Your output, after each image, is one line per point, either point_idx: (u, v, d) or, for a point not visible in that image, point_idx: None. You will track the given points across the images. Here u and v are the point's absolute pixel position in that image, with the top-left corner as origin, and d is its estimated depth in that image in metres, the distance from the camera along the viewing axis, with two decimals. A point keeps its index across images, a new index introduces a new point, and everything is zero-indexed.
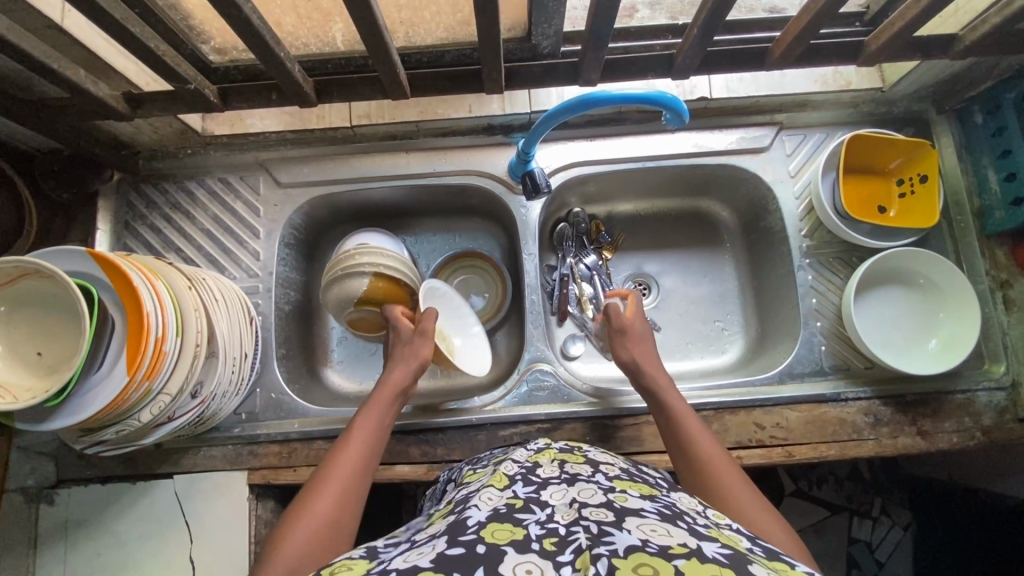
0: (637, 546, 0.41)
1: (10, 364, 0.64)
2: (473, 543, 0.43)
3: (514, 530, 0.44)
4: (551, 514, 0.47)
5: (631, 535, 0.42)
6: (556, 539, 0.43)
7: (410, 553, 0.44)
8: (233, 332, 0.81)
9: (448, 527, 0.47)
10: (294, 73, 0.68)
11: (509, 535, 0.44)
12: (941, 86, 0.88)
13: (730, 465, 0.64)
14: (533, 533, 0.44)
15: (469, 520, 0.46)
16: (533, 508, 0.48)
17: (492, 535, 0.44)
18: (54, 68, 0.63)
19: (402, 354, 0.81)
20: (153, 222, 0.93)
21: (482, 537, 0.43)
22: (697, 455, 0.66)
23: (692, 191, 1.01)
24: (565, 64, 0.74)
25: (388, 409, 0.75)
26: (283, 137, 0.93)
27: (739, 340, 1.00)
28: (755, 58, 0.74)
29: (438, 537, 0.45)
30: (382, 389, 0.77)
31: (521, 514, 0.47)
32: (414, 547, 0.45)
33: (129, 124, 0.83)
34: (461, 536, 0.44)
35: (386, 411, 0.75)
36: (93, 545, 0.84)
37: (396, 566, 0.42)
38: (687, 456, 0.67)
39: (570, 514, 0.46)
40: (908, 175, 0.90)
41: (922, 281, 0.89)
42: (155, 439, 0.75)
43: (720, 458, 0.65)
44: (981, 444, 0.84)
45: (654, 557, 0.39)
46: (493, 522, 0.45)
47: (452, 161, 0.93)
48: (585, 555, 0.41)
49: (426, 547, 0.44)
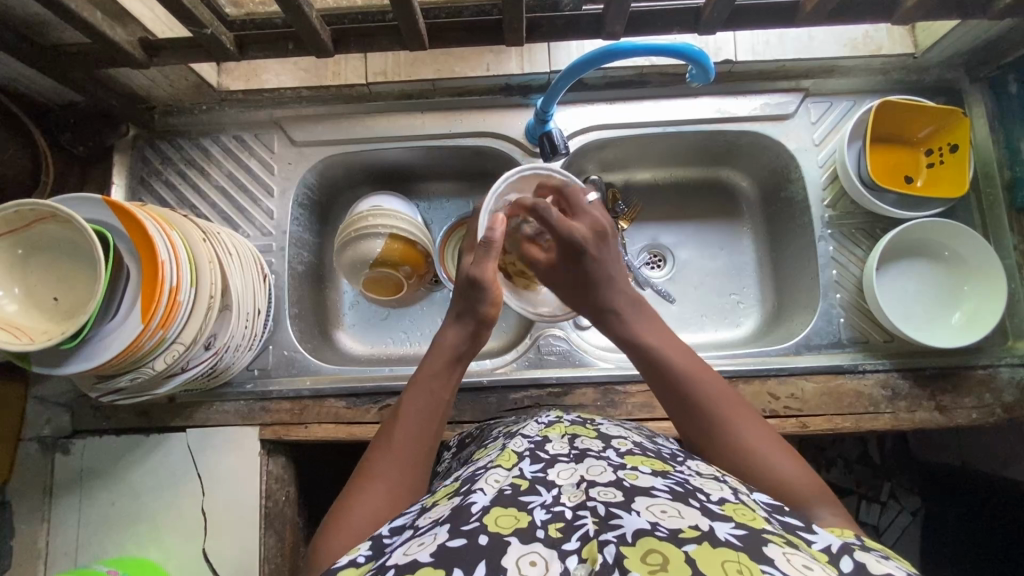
0: (646, 530, 0.39)
1: (28, 306, 0.64)
2: (475, 533, 0.41)
3: (518, 516, 0.43)
4: (557, 496, 0.45)
5: (639, 517, 0.40)
6: (562, 525, 0.42)
7: (411, 544, 0.43)
8: (246, 287, 0.80)
9: (451, 511, 0.45)
10: (312, 19, 0.66)
11: (513, 523, 0.42)
12: (976, 52, 0.85)
13: (726, 403, 0.60)
14: (538, 519, 0.42)
15: (472, 505, 0.44)
16: (540, 489, 0.45)
17: (496, 523, 0.42)
18: (71, 8, 0.62)
19: (458, 311, 0.71)
20: (167, 178, 0.93)
21: (485, 526, 0.42)
22: (685, 402, 0.61)
23: (712, 160, 0.99)
24: (587, 16, 0.72)
25: (444, 382, 0.66)
26: (298, 94, 0.91)
27: (755, 312, 0.98)
28: (785, 15, 0.72)
29: (441, 524, 0.44)
30: (436, 355, 0.68)
31: (527, 496, 0.45)
32: (417, 537, 0.44)
33: (145, 76, 0.82)
34: (463, 525, 0.42)
35: (443, 385, 0.66)
36: (107, 495, 0.85)
37: (396, 561, 0.41)
38: (674, 405, 0.62)
39: (577, 497, 0.44)
40: (937, 145, 0.87)
41: (946, 253, 0.87)
42: (170, 389, 0.76)
43: (712, 400, 0.60)
44: (1001, 421, 0.82)
45: (664, 543, 0.38)
46: (497, 507, 0.43)
47: (468, 122, 0.92)
48: (592, 543, 0.40)
49: (428, 537, 0.42)
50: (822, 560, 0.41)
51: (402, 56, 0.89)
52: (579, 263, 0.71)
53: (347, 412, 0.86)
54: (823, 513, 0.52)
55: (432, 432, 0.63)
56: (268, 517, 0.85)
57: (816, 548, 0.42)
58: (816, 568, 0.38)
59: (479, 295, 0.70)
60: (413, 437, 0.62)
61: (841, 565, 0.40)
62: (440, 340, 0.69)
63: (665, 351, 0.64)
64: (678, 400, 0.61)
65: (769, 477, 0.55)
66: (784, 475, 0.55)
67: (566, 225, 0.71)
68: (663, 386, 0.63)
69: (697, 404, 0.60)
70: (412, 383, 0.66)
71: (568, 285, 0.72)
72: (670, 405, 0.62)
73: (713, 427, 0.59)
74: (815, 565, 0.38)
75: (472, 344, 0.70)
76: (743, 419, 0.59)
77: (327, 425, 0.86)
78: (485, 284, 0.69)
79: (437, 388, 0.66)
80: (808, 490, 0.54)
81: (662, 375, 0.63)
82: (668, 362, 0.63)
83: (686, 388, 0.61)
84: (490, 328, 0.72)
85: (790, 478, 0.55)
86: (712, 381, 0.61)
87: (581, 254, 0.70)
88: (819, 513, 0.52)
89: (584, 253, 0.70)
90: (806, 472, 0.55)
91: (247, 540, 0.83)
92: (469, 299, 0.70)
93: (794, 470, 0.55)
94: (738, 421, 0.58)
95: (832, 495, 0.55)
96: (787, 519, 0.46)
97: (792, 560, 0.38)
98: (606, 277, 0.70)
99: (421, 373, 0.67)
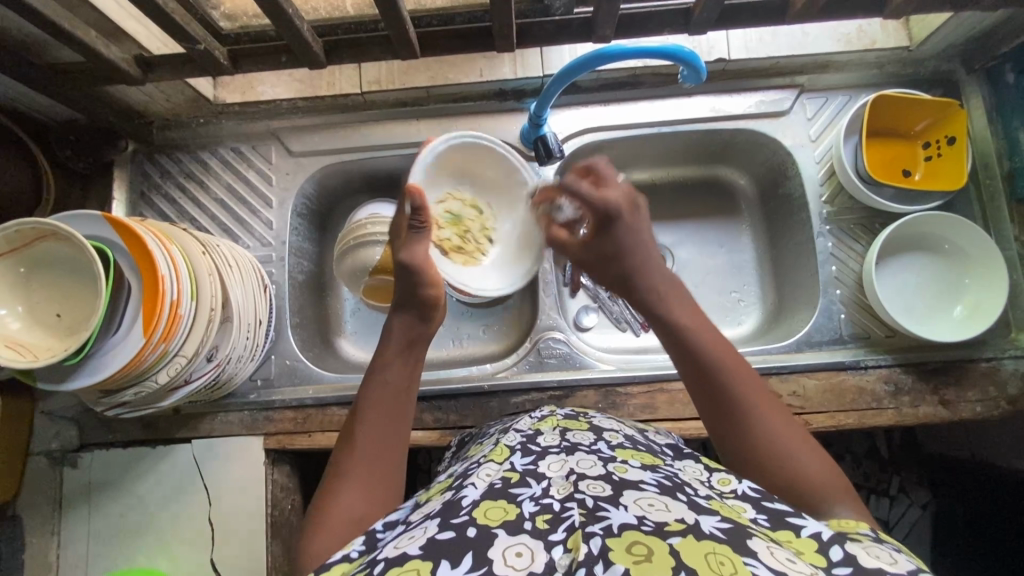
0: (632, 524, 0.39)
1: (31, 323, 0.65)
2: (464, 526, 0.41)
3: (507, 509, 0.43)
4: (546, 488, 0.45)
5: (627, 512, 0.40)
6: (549, 517, 0.41)
7: (402, 538, 0.43)
8: (247, 297, 0.81)
9: (443, 505, 0.45)
10: (304, 33, 0.67)
11: (502, 516, 0.42)
12: (971, 43, 0.84)
13: (760, 404, 0.57)
14: (526, 511, 0.42)
15: (463, 499, 0.44)
16: (529, 481, 0.46)
17: (485, 515, 0.42)
18: (65, 28, 0.63)
19: (400, 298, 0.70)
20: (167, 192, 0.93)
21: (474, 519, 0.42)
22: (715, 394, 0.58)
23: (709, 158, 0.99)
24: (578, 20, 0.72)
25: (399, 365, 0.66)
26: (294, 105, 0.92)
27: (756, 310, 0.98)
28: (775, 12, 0.71)
29: (431, 518, 0.44)
30: (387, 345, 0.67)
31: (517, 489, 0.45)
32: (408, 531, 0.44)
33: (140, 91, 0.83)
34: (453, 518, 0.42)
35: (398, 368, 0.66)
36: (115, 506, 0.86)
37: (386, 554, 0.41)
38: (701, 394, 0.60)
39: (565, 488, 0.44)
40: (935, 137, 0.87)
41: (946, 246, 0.87)
42: (174, 401, 0.76)
43: (741, 394, 0.58)
44: (1007, 414, 0.82)
45: (649, 535, 0.38)
46: (487, 500, 0.44)
47: (463, 128, 0.92)
48: (577, 534, 0.39)
49: (418, 531, 0.43)
50: (808, 553, 0.41)
51: (395, 64, 0.89)
52: (607, 232, 0.66)
53: None
54: (841, 510, 0.52)
55: (398, 417, 0.63)
56: (274, 526, 0.85)
57: (804, 537, 0.42)
58: (800, 562, 0.38)
59: (417, 278, 0.69)
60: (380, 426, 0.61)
61: (831, 555, 0.41)
62: (389, 329, 0.69)
63: (698, 336, 0.61)
64: (709, 398, 0.59)
65: (799, 483, 0.54)
66: (813, 477, 0.54)
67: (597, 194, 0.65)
68: (693, 374, 0.60)
69: (729, 401, 0.58)
70: (370, 376, 0.66)
71: (599, 260, 0.68)
72: (698, 395, 0.60)
73: (744, 425, 0.57)
74: (798, 559, 0.38)
75: (422, 324, 0.70)
76: (774, 417, 0.57)
77: (330, 434, 0.87)
78: (421, 267, 0.69)
79: (391, 376, 0.65)
80: (837, 493, 0.53)
81: (691, 364, 0.60)
82: (699, 354, 0.60)
83: (716, 381, 0.59)
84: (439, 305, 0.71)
85: (819, 481, 0.54)
86: (748, 377, 0.59)
87: (611, 225, 0.66)
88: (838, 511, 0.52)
89: (617, 223, 0.66)
90: (829, 470, 0.55)
91: (255, 549, 0.84)
92: (406, 285, 0.69)
93: (823, 471, 0.54)
94: (770, 424, 0.56)
95: (853, 492, 0.54)
96: (774, 507, 0.46)
97: (775, 554, 0.38)
98: (636, 248, 0.66)
99: (378, 363, 0.66)
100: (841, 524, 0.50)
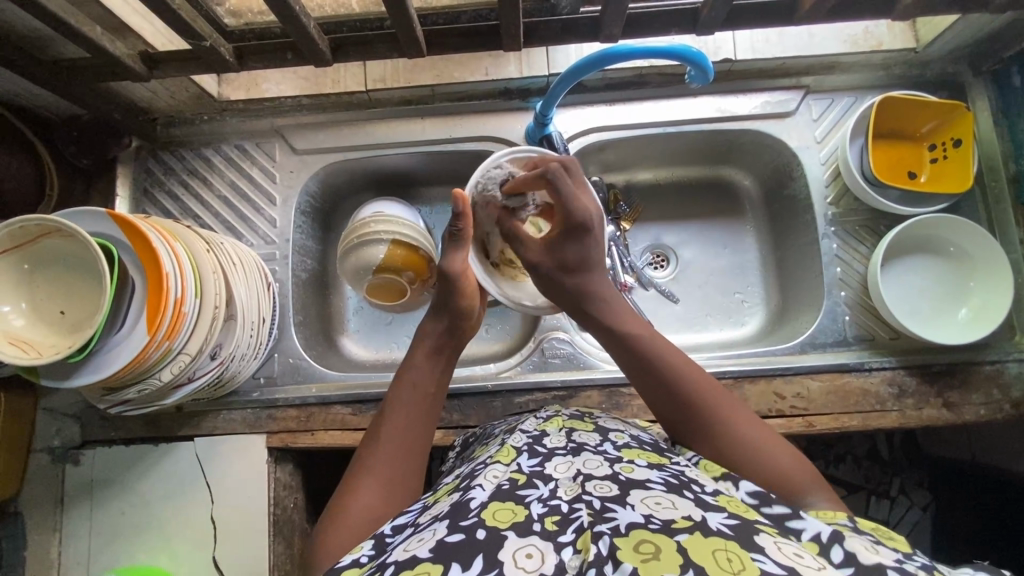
0: (639, 523, 0.39)
1: (35, 320, 0.65)
2: (474, 528, 0.41)
3: (515, 510, 0.43)
4: (554, 490, 0.45)
5: (634, 511, 0.40)
6: (558, 518, 0.42)
7: (411, 540, 0.43)
8: (250, 296, 0.81)
9: (451, 507, 0.45)
10: (311, 30, 0.67)
11: (511, 517, 0.42)
12: (978, 45, 0.84)
13: (722, 404, 0.59)
14: (535, 513, 0.42)
15: (471, 500, 0.44)
16: (537, 482, 0.46)
17: (494, 517, 0.42)
18: (71, 25, 0.62)
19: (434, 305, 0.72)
20: (170, 189, 0.93)
21: (482, 521, 0.42)
22: (679, 398, 0.60)
23: (714, 159, 0.99)
24: (585, 19, 0.71)
25: (429, 371, 0.67)
26: (299, 102, 0.92)
27: (760, 311, 0.98)
28: (783, 12, 0.71)
29: (440, 520, 0.44)
30: (417, 348, 0.69)
31: (524, 490, 0.45)
32: (417, 532, 0.44)
33: (145, 87, 0.83)
34: (462, 520, 0.42)
35: (428, 373, 0.67)
36: (117, 504, 0.86)
37: (396, 557, 0.41)
38: (667, 401, 0.60)
39: (573, 489, 0.44)
40: (941, 139, 0.87)
41: (951, 249, 0.86)
42: (177, 399, 0.76)
43: (704, 396, 0.59)
44: (1010, 416, 0.82)
45: (655, 534, 0.38)
46: (495, 501, 0.44)
47: (468, 127, 0.92)
48: (586, 534, 0.39)
49: (427, 533, 0.42)
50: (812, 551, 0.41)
51: (401, 62, 0.89)
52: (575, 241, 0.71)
53: (353, 419, 0.87)
54: (817, 500, 0.52)
55: (422, 423, 0.64)
56: (276, 524, 0.85)
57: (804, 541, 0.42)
58: (808, 555, 0.38)
59: (450, 287, 0.71)
60: (405, 428, 0.62)
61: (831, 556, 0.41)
62: (421, 332, 0.70)
63: (653, 346, 0.63)
64: (676, 403, 0.60)
65: (773, 473, 0.54)
66: (786, 467, 0.54)
67: (577, 202, 0.70)
68: (655, 380, 0.62)
69: (693, 401, 0.59)
70: (399, 376, 0.66)
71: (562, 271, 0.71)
72: (664, 403, 0.61)
73: (712, 423, 0.58)
74: (805, 553, 0.38)
75: (452, 332, 0.71)
76: (738, 416, 0.58)
77: (333, 432, 0.86)
78: (456, 275, 0.71)
79: (420, 378, 0.66)
80: (809, 480, 0.54)
81: (652, 373, 0.62)
82: (658, 360, 0.62)
83: (678, 385, 0.60)
84: (469, 317, 0.72)
85: (791, 470, 0.54)
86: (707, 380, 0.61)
87: (581, 234, 0.70)
88: (814, 501, 0.52)
89: (588, 233, 0.71)
90: (803, 462, 0.56)
91: (257, 548, 0.84)
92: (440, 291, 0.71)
93: (794, 461, 0.55)
94: (736, 422, 0.58)
95: (827, 485, 0.55)
96: (776, 511, 0.46)
97: (782, 549, 0.38)
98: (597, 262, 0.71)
99: (408, 365, 0.67)
100: (822, 514, 0.50)
